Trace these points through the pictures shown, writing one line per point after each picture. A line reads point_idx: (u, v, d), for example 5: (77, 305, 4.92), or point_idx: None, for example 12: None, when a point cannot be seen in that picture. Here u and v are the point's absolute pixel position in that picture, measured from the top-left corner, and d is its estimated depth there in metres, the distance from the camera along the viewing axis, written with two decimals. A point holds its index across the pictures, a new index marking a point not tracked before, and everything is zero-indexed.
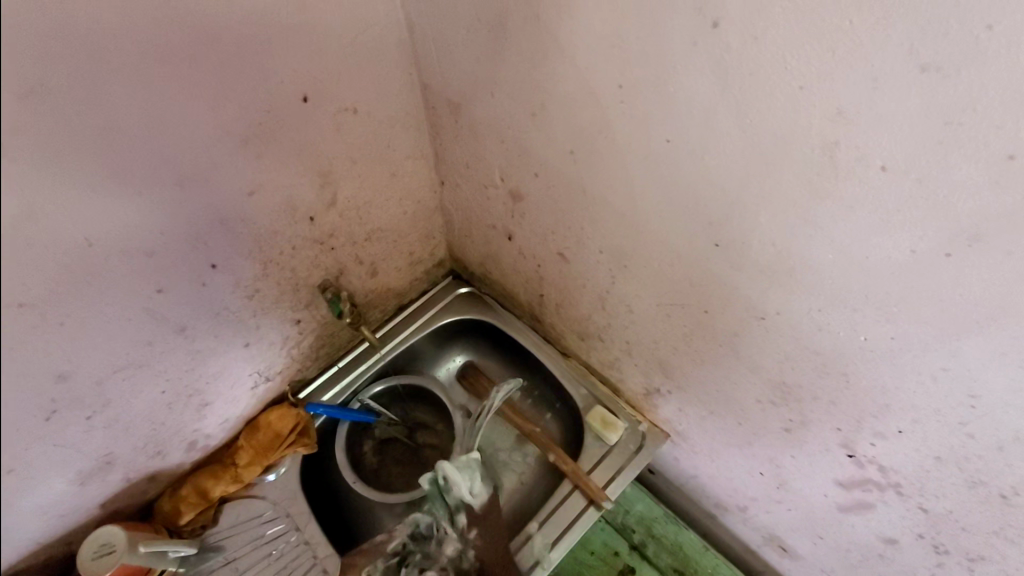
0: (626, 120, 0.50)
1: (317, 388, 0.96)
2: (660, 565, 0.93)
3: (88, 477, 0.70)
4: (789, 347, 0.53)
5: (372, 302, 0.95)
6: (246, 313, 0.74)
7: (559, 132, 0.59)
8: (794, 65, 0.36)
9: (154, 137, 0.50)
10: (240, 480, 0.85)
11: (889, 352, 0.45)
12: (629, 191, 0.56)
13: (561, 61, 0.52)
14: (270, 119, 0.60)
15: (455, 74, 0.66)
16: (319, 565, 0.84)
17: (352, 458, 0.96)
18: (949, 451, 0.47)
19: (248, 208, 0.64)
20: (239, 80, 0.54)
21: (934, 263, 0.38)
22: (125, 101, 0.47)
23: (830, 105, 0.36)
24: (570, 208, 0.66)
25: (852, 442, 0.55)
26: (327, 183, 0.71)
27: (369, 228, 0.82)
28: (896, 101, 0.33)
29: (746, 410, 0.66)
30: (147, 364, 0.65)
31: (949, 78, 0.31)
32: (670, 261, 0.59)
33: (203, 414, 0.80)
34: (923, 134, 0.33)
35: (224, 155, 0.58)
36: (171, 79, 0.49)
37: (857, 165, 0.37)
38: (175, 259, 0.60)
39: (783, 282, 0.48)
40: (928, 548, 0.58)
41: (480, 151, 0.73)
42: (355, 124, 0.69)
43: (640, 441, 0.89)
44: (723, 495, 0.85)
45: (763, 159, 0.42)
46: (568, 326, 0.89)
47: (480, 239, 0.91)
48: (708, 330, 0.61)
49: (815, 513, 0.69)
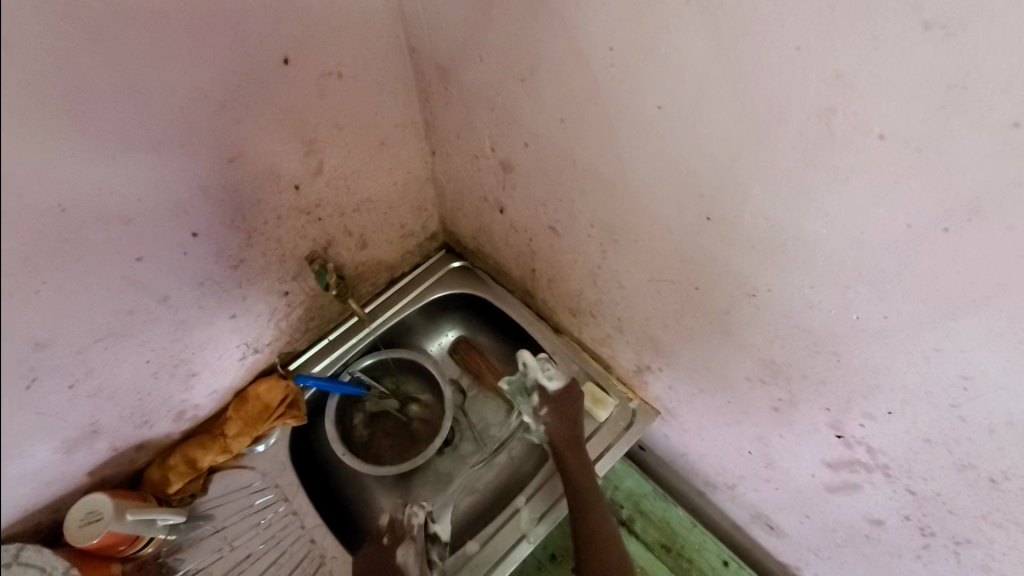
0: (617, 87, 0.48)
1: (307, 360, 0.95)
2: (647, 541, 0.94)
3: (74, 446, 0.70)
4: (779, 325, 0.52)
5: (362, 274, 0.94)
6: (231, 283, 0.73)
7: (549, 99, 0.56)
8: (792, 25, 0.34)
9: (123, 98, 0.48)
10: (228, 450, 0.85)
11: (881, 331, 0.43)
12: (620, 161, 0.54)
13: (550, 23, 0.49)
14: (249, 83, 0.57)
15: (444, 38, 0.63)
16: (307, 536, 0.85)
17: (342, 431, 0.96)
18: (939, 433, 0.46)
19: (228, 174, 0.62)
20: (213, 38, 0.52)
21: (930, 239, 0.36)
22: (89, 58, 0.44)
23: (829, 67, 0.34)
24: (560, 179, 0.64)
25: (842, 423, 0.54)
26: (312, 151, 0.69)
27: (357, 198, 0.80)
28: (896, 63, 0.31)
29: (735, 388, 0.65)
30: (130, 333, 0.64)
31: (955, 37, 0.29)
32: (660, 237, 0.57)
33: (190, 384, 0.80)
34: (925, 100, 0.31)
35: (203, 120, 0.55)
36: (142, 35, 0.47)
37: (854, 133, 0.35)
38: (155, 227, 0.58)
39: (775, 257, 0.47)
40: (914, 529, 0.57)
41: (469, 119, 0.71)
42: (341, 89, 0.66)
43: (630, 418, 0.88)
44: (712, 473, 0.85)
45: (757, 128, 0.40)
46: (561, 302, 0.88)
47: (472, 211, 0.89)
48: (699, 307, 0.59)
49: (802, 492, 0.68)
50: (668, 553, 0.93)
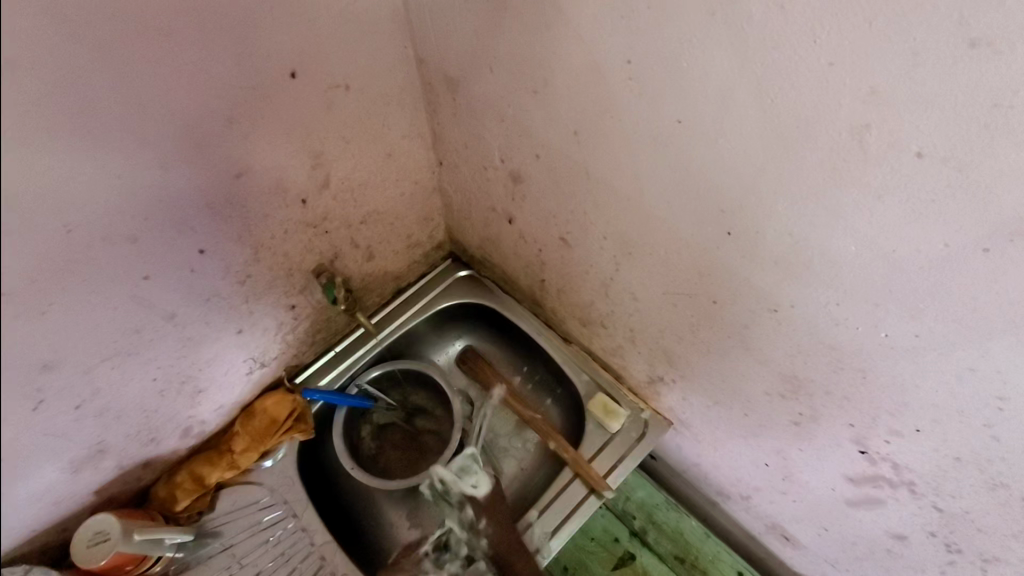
0: (635, 100, 0.47)
1: (314, 372, 0.94)
2: (660, 552, 0.93)
3: (81, 466, 0.69)
4: (802, 341, 0.50)
5: (369, 285, 0.92)
6: (238, 299, 0.72)
7: (563, 111, 0.55)
8: (825, 40, 0.33)
9: (129, 115, 0.47)
10: (236, 466, 0.84)
11: (911, 349, 0.42)
12: (636, 174, 0.53)
13: (565, 35, 0.48)
14: (256, 98, 0.56)
15: (452, 49, 0.62)
16: (316, 553, 0.83)
17: (351, 445, 0.94)
18: (970, 452, 0.45)
19: (235, 189, 0.60)
20: (220, 53, 0.50)
21: (969, 257, 0.35)
22: (97, 77, 0.43)
23: (864, 82, 0.33)
24: (572, 191, 0.63)
25: (866, 439, 0.53)
26: (319, 164, 0.68)
27: (364, 210, 0.79)
28: (938, 80, 0.30)
29: (753, 402, 0.64)
30: (137, 352, 0.63)
31: (1002, 55, 0.28)
32: (678, 250, 0.56)
33: (197, 401, 0.79)
34: (967, 118, 0.30)
35: (210, 136, 0.54)
36: (149, 53, 0.45)
37: (889, 150, 0.34)
38: (161, 245, 0.57)
39: (798, 273, 0.46)
40: (939, 545, 0.56)
41: (479, 129, 0.70)
42: (348, 102, 0.65)
43: (643, 429, 0.87)
44: (726, 483, 0.84)
45: (783, 144, 0.39)
46: (571, 312, 0.87)
47: (480, 221, 0.88)
48: (717, 321, 0.58)
49: (821, 506, 0.67)
50: (682, 565, 0.91)
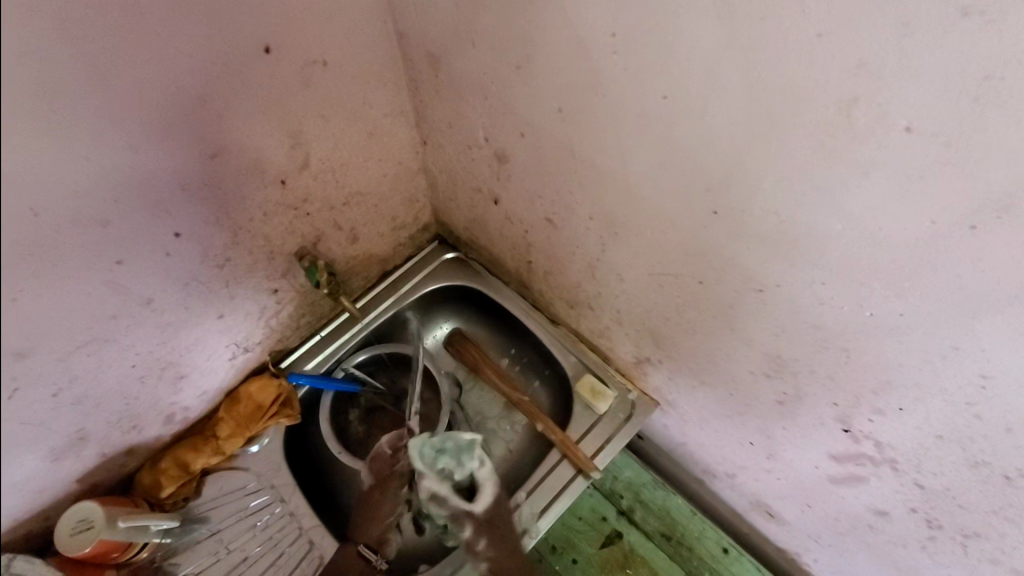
0: (620, 74, 0.45)
1: (299, 357, 0.93)
2: (646, 530, 0.94)
3: (60, 455, 0.68)
4: (788, 321, 0.50)
5: (354, 268, 0.91)
6: (217, 283, 0.70)
7: (547, 89, 0.54)
8: (813, 9, 0.32)
9: (94, 92, 0.45)
10: (221, 452, 0.83)
11: (897, 328, 0.42)
12: (623, 153, 0.52)
13: (550, 9, 0.46)
14: (229, 74, 0.54)
15: (432, 24, 0.60)
16: (305, 536, 0.83)
17: (338, 429, 0.94)
18: (951, 430, 0.45)
19: (210, 170, 0.58)
20: (190, 26, 0.48)
21: (957, 235, 0.34)
22: (59, 53, 0.41)
23: (853, 55, 0.32)
24: (557, 171, 0.62)
25: (849, 418, 0.53)
26: (298, 144, 0.66)
27: (346, 191, 0.77)
28: (929, 52, 0.29)
29: (739, 382, 0.64)
30: (114, 338, 0.62)
31: (995, 25, 0.27)
32: (665, 230, 0.55)
33: (179, 387, 0.77)
34: (958, 92, 0.29)
35: (182, 115, 0.52)
36: (111, 27, 0.43)
37: (878, 125, 0.33)
38: (134, 229, 0.55)
39: (786, 253, 0.45)
40: (920, 521, 0.57)
41: (462, 108, 0.68)
42: (326, 79, 0.63)
43: (630, 410, 0.87)
44: (712, 462, 0.85)
45: (769, 120, 0.38)
46: (558, 293, 0.86)
47: (466, 203, 0.87)
48: (702, 301, 0.58)
49: (805, 483, 0.68)
50: (667, 542, 0.93)
